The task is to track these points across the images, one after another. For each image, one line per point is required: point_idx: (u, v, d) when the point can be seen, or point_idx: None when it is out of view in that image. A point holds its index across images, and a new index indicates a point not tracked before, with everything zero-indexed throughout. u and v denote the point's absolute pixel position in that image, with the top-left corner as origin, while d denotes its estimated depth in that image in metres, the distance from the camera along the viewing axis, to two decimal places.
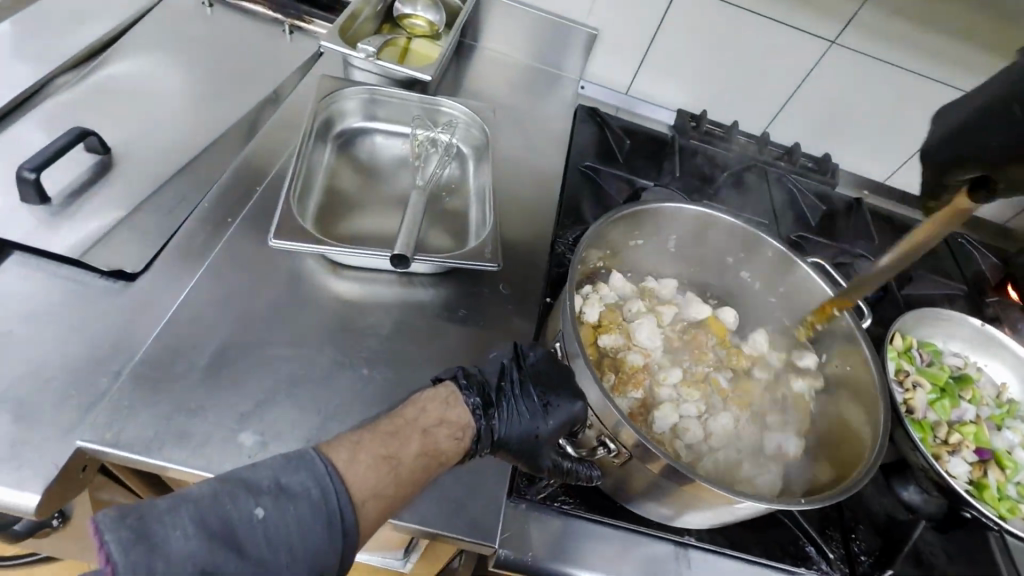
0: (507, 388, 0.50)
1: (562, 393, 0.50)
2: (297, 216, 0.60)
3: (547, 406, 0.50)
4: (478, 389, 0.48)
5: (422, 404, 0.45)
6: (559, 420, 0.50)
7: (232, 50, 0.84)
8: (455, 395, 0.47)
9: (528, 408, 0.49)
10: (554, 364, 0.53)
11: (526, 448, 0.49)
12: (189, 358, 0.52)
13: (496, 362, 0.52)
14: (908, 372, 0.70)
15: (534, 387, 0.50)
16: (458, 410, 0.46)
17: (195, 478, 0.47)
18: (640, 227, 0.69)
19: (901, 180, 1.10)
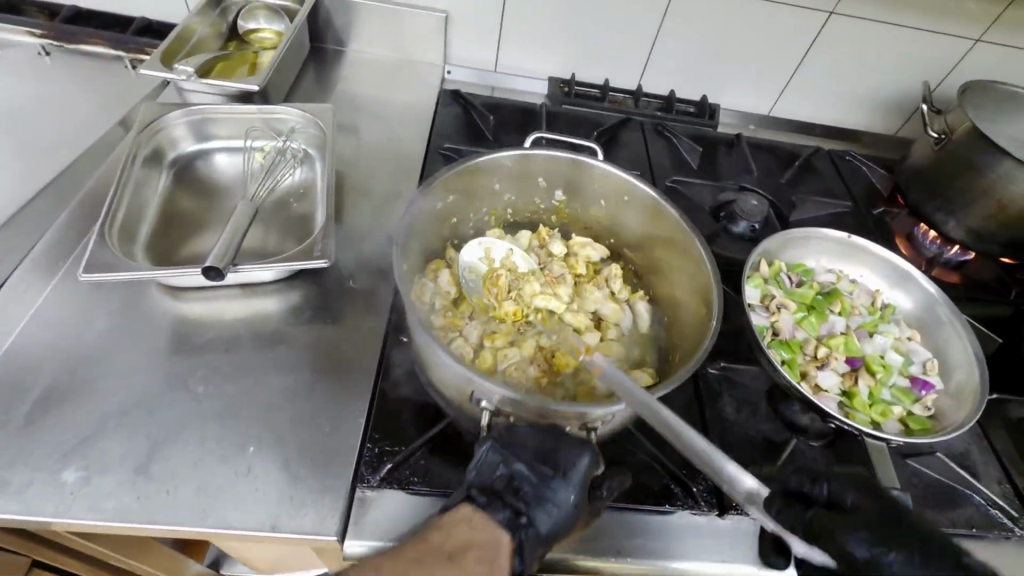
0: (521, 482, 0.48)
1: (568, 448, 0.48)
2: (114, 247, 0.59)
3: (565, 472, 0.47)
4: (501, 499, 0.47)
5: (449, 527, 0.45)
6: (576, 486, 0.47)
7: (72, 96, 0.84)
8: (479, 513, 0.46)
9: (556, 489, 0.47)
10: (501, 434, 0.49)
11: (573, 521, 0.47)
12: (13, 406, 0.52)
13: (494, 467, 0.48)
14: (773, 296, 0.70)
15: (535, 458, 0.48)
16: (483, 529, 0.45)
17: (19, 522, 0.47)
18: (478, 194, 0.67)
19: (786, 109, 1.10)
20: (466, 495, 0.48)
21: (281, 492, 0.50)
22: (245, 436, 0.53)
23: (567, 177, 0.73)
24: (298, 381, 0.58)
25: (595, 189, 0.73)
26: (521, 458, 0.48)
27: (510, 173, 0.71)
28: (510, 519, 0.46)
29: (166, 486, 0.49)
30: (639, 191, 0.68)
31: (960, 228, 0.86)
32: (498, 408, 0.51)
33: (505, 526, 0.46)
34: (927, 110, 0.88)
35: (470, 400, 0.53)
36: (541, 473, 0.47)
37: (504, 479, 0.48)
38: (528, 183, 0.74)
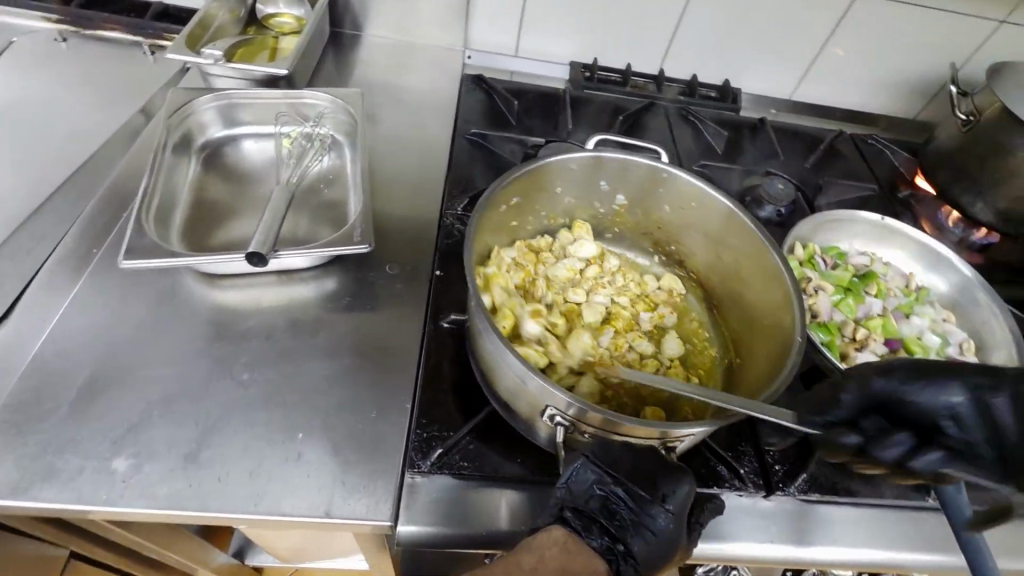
0: (617, 507, 0.46)
1: (666, 478, 0.46)
2: (152, 233, 0.58)
3: (664, 499, 0.45)
4: (596, 523, 0.46)
5: (540, 551, 0.44)
6: (676, 518, 0.45)
7: (93, 83, 0.82)
8: (574, 538, 0.45)
9: (653, 515, 0.45)
10: (599, 451, 0.47)
11: (674, 547, 0.46)
12: (57, 394, 0.51)
13: (587, 488, 0.46)
14: (810, 279, 0.69)
15: (635, 486, 0.46)
16: (579, 553, 0.45)
17: (71, 511, 0.46)
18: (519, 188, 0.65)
19: (806, 93, 1.09)
20: (559, 516, 0.47)
21: (333, 478, 0.50)
22: (292, 423, 0.53)
23: (633, 182, 0.69)
24: (341, 367, 0.58)
25: (662, 195, 0.70)
26: (618, 482, 0.46)
27: (573, 176, 0.68)
28: (605, 545, 0.46)
29: (217, 473, 0.49)
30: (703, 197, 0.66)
31: (989, 211, 0.86)
32: (571, 423, 0.48)
33: (601, 552, 0.46)
34: (954, 92, 0.87)
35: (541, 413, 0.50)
36: (637, 498, 0.46)
37: (598, 501, 0.46)
38: (591, 188, 0.71)
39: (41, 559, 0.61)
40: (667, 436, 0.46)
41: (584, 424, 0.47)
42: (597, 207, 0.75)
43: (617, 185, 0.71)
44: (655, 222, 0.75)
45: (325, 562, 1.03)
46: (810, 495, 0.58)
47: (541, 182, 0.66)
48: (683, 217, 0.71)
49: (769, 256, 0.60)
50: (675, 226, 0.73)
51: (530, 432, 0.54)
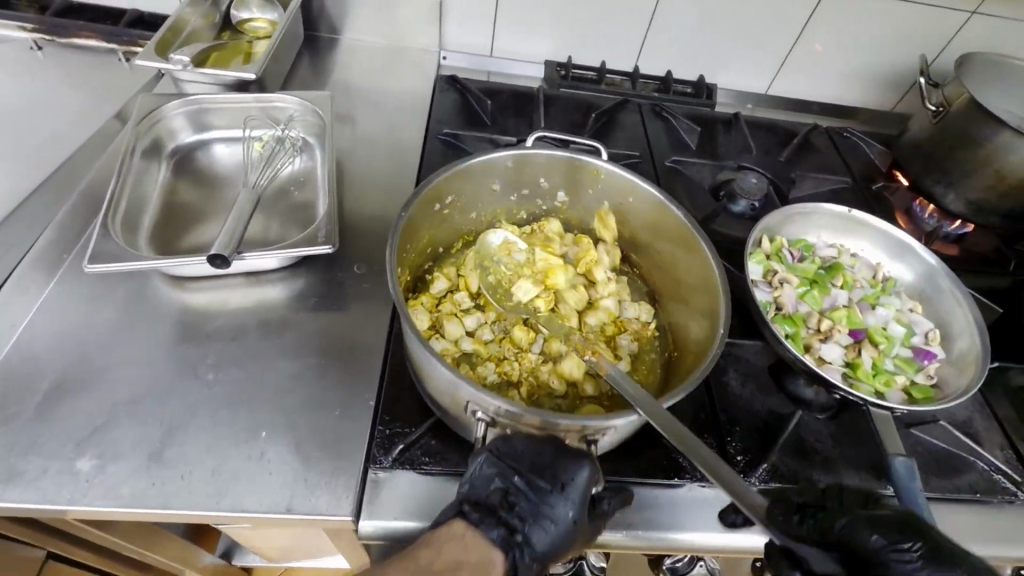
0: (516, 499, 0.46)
1: (568, 465, 0.46)
2: (118, 237, 0.59)
3: (564, 488, 0.46)
4: (494, 516, 0.46)
5: (437, 545, 0.44)
6: (575, 503, 0.46)
7: (69, 90, 0.83)
8: (472, 530, 0.45)
9: (551, 504, 0.46)
10: (504, 445, 0.48)
11: (572, 536, 0.47)
12: (23, 397, 0.52)
13: (485, 480, 0.47)
14: (776, 272, 0.70)
15: (537, 477, 0.46)
16: (475, 548, 0.44)
17: (34, 511, 0.47)
18: (453, 190, 0.67)
19: (782, 87, 1.10)
20: (458, 510, 0.46)
21: (294, 475, 0.51)
22: (255, 422, 0.54)
23: (566, 178, 0.71)
24: (306, 366, 0.58)
25: (596, 191, 0.72)
26: (517, 472, 0.46)
27: (507, 174, 0.70)
28: (502, 539, 0.45)
29: (180, 471, 0.50)
30: (639, 191, 0.67)
31: (960, 201, 0.86)
32: (493, 419, 0.49)
33: (498, 544, 0.45)
34: (924, 83, 0.88)
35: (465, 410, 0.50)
36: (539, 489, 0.46)
37: (498, 493, 0.46)
38: (527, 185, 0.73)
39: (16, 559, 0.62)
40: (586, 429, 0.47)
41: (506, 420, 0.48)
42: (538, 205, 0.77)
43: (554, 180, 0.72)
44: (593, 218, 0.76)
45: (312, 561, 1.04)
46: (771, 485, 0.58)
47: (472, 181, 0.68)
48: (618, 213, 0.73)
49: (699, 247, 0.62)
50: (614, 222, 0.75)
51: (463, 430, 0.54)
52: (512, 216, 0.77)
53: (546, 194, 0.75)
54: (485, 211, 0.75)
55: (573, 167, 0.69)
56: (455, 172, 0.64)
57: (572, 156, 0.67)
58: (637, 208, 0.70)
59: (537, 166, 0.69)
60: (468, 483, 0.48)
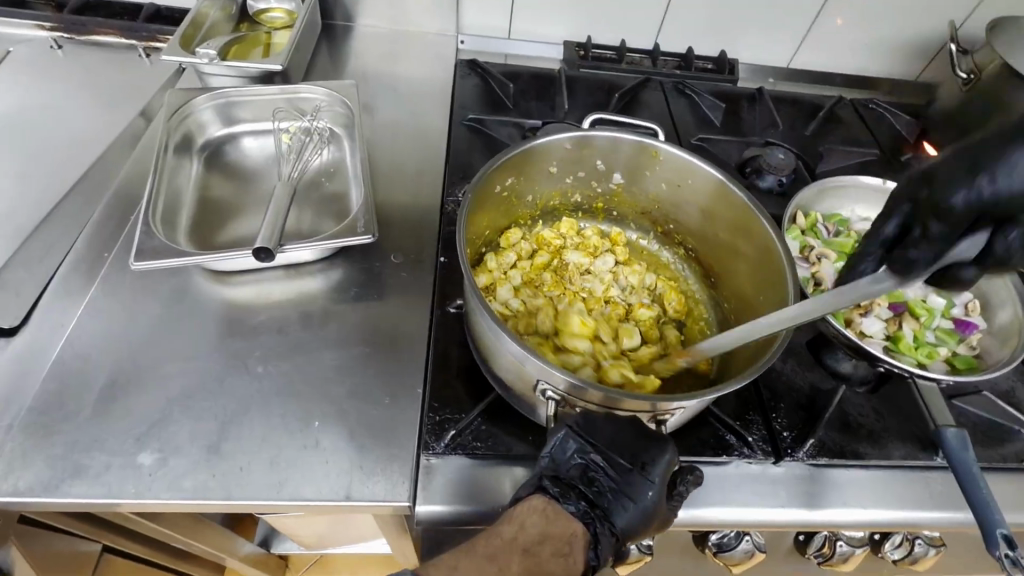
0: (597, 475, 0.43)
1: (651, 445, 0.44)
2: (160, 234, 0.59)
3: (647, 466, 0.43)
4: (574, 490, 0.43)
5: (519, 520, 0.42)
6: (660, 485, 0.43)
7: (92, 87, 0.83)
8: (551, 505, 0.42)
9: (635, 483, 0.43)
10: (578, 421, 0.46)
11: (654, 519, 0.44)
12: (80, 395, 0.53)
13: (565, 455, 0.44)
14: (813, 248, 0.70)
15: (618, 453, 0.44)
16: (560, 523, 0.41)
17: (101, 505, 0.48)
18: (514, 171, 0.66)
19: (805, 60, 1.08)
20: (537, 484, 0.43)
21: (350, 463, 0.52)
22: (308, 412, 0.54)
23: (624, 161, 0.70)
24: (352, 356, 0.59)
25: (657, 174, 0.70)
26: (597, 446, 0.44)
27: (565, 156, 0.68)
28: (582, 512, 0.42)
29: (240, 463, 0.50)
30: (700, 172, 0.65)
31: None
32: (564, 399, 0.49)
33: (579, 518, 0.42)
34: (953, 50, 0.87)
35: (532, 388, 0.51)
36: (620, 466, 0.43)
37: (579, 468, 0.44)
38: (584, 168, 0.71)
39: (76, 554, 0.63)
40: (655, 408, 0.47)
41: (575, 398, 0.48)
42: (595, 188, 0.75)
43: (611, 163, 0.70)
44: (652, 201, 0.74)
45: (348, 548, 1.06)
46: (819, 460, 0.59)
47: (531, 164, 0.67)
48: (675, 198, 0.72)
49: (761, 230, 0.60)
50: (671, 205, 0.73)
51: (532, 413, 0.54)
52: (567, 198, 0.77)
53: (603, 176, 0.73)
54: (541, 192, 0.74)
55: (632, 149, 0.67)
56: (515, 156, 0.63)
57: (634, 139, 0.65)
58: (700, 194, 0.68)
59: (595, 149, 0.68)
60: (546, 458, 0.45)
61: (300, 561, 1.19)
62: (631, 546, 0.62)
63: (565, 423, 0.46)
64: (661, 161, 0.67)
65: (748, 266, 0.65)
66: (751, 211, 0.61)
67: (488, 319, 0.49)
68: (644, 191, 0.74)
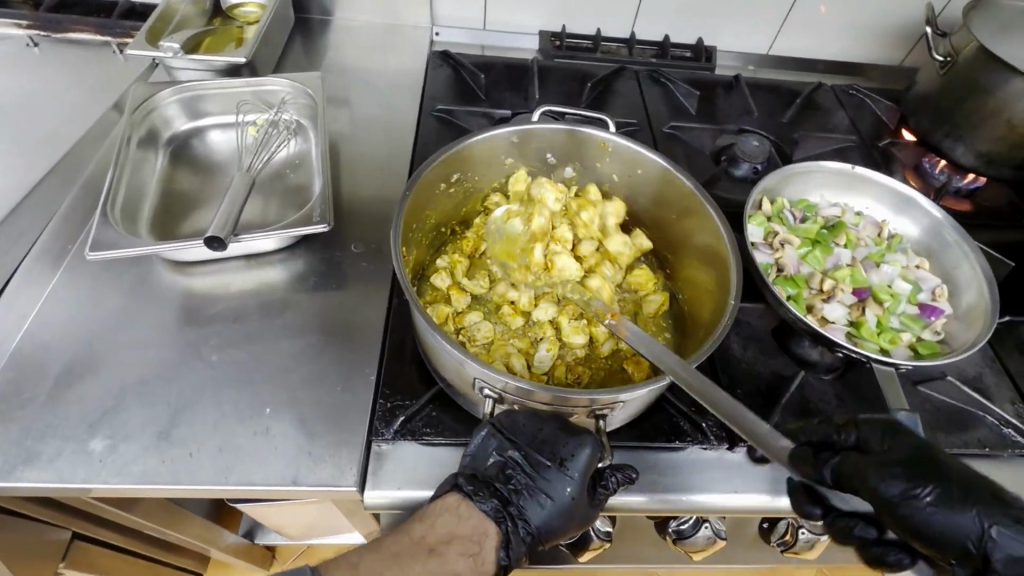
0: (513, 472, 0.48)
1: (568, 441, 0.47)
2: (118, 225, 0.60)
3: (563, 464, 0.47)
4: (489, 487, 0.47)
5: (430, 518, 0.45)
6: (573, 481, 0.47)
7: (66, 83, 0.84)
8: (465, 503, 0.46)
9: (549, 480, 0.47)
10: (502, 422, 0.49)
11: (569, 514, 0.47)
12: (37, 383, 0.54)
13: (488, 453, 0.49)
14: (777, 233, 0.69)
15: (535, 453, 0.47)
16: (472, 519, 0.45)
17: (52, 490, 0.49)
18: (459, 168, 0.66)
19: (785, 46, 1.07)
20: (454, 482, 0.47)
21: (299, 449, 0.52)
22: (260, 399, 0.55)
23: (571, 152, 0.70)
24: (308, 345, 0.59)
25: (607, 164, 0.70)
26: (517, 446, 0.48)
27: (512, 150, 0.69)
28: (494, 510, 0.46)
29: (189, 449, 0.51)
30: (648, 161, 0.65)
31: (970, 153, 0.84)
32: (501, 396, 0.50)
33: (491, 515, 0.46)
34: (931, 33, 0.84)
35: (471, 386, 0.51)
36: (537, 465, 0.47)
37: (496, 467, 0.48)
38: (533, 162, 0.72)
39: (44, 541, 0.64)
40: (593, 403, 0.47)
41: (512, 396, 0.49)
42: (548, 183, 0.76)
43: (560, 154, 0.71)
44: (605, 190, 0.74)
45: (331, 538, 1.07)
46: None
47: (477, 160, 0.67)
48: (627, 188, 0.72)
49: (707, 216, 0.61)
50: (623, 195, 0.73)
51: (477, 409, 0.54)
52: None
53: (554, 169, 0.74)
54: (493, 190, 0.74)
55: (577, 139, 0.67)
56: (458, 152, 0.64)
57: (575, 129, 0.66)
58: (649, 183, 0.68)
59: (540, 142, 0.68)
60: (469, 458, 0.49)
61: (287, 552, 1.20)
62: (590, 534, 0.62)
63: (489, 420, 0.50)
64: (608, 152, 0.67)
65: (699, 254, 0.65)
66: (698, 197, 0.61)
67: (423, 319, 0.49)
68: (597, 185, 0.74)
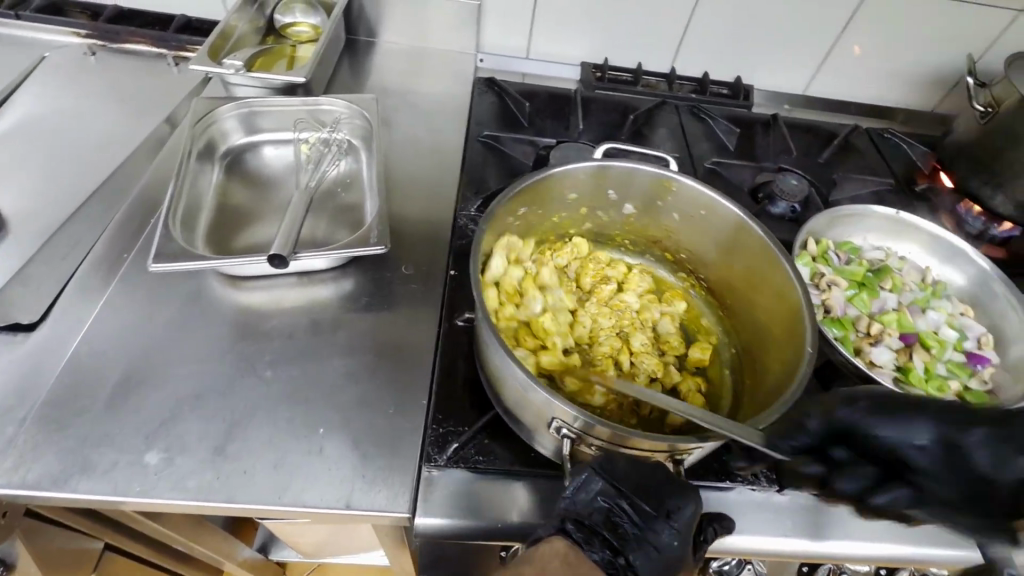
0: (621, 520, 0.41)
1: (675, 491, 0.42)
2: (179, 237, 0.61)
3: (671, 515, 0.41)
4: (598, 537, 0.40)
5: None
6: (682, 535, 0.41)
7: (121, 93, 0.85)
8: (575, 552, 0.39)
9: (658, 531, 0.41)
10: (601, 463, 0.44)
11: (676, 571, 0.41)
12: (93, 392, 0.54)
13: (590, 497, 0.42)
14: (823, 275, 0.69)
15: (643, 498, 0.42)
16: (584, 571, 0.38)
17: (106, 502, 0.49)
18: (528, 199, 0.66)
19: (820, 87, 1.09)
20: (559, 527, 0.41)
21: (354, 471, 0.52)
22: (314, 418, 0.55)
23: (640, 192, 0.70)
24: (360, 365, 0.59)
25: (670, 204, 0.70)
26: (624, 494, 0.42)
27: (581, 185, 0.68)
28: (608, 561, 0.39)
29: (244, 466, 0.51)
30: (720, 207, 0.65)
31: (1008, 203, 0.85)
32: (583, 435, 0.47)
33: (603, 568, 0.39)
34: (971, 82, 0.86)
35: (547, 425, 0.49)
36: (643, 513, 0.41)
37: (601, 513, 0.41)
38: (596, 198, 0.71)
39: (76, 552, 0.63)
40: (674, 448, 0.46)
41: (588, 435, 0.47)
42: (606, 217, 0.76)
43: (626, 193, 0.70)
44: (664, 229, 0.75)
45: (348, 557, 1.05)
46: None
47: (550, 192, 0.67)
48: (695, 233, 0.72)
49: (779, 268, 0.60)
50: (686, 235, 0.74)
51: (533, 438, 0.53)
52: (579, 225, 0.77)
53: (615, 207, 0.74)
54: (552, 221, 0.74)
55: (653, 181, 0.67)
56: (532, 185, 0.63)
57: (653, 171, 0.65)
58: (716, 228, 0.68)
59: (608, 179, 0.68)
60: (563, 500, 0.43)
61: (298, 569, 1.18)
62: None
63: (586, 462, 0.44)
64: (685, 198, 0.67)
65: (766, 304, 0.65)
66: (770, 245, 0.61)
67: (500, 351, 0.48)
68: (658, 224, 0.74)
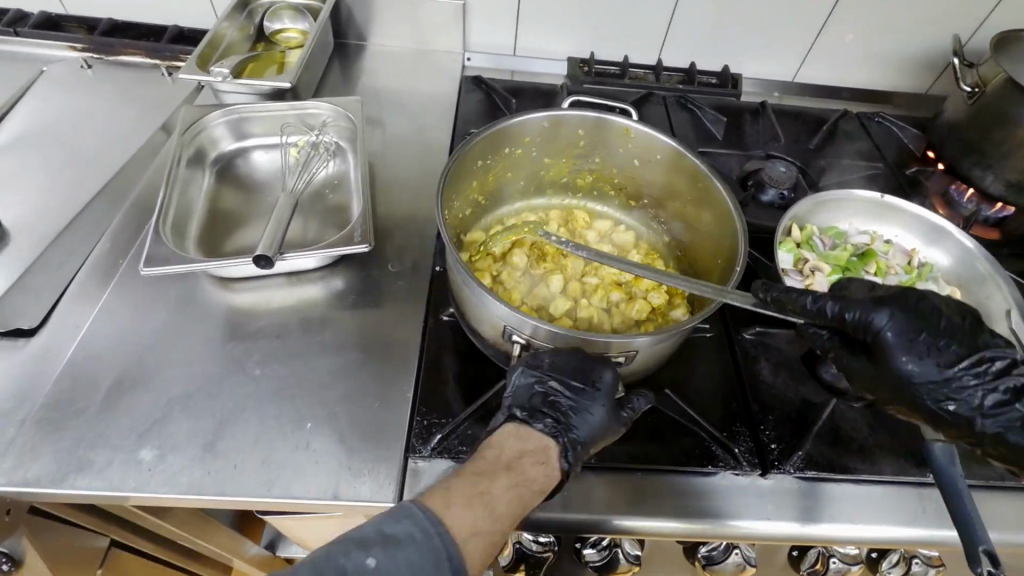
0: (558, 397, 0.50)
1: (595, 367, 0.52)
2: (169, 242, 0.63)
3: (596, 384, 0.51)
4: (540, 411, 0.49)
5: (498, 443, 0.47)
6: (604, 403, 0.51)
7: (116, 104, 0.88)
8: (524, 425, 0.48)
9: (589, 402, 0.51)
10: (536, 362, 0.53)
11: (604, 436, 0.51)
12: (89, 394, 0.56)
13: (529, 386, 0.51)
14: (807, 260, 0.70)
15: (578, 379, 0.51)
16: (534, 436, 0.48)
17: (102, 498, 0.51)
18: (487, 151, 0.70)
19: (810, 73, 1.08)
20: (508, 414, 0.50)
21: (340, 464, 0.53)
22: (301, 413, 0.56)
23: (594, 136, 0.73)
24: (347, 361, 0.61)
25: (625, 145, 0.74)
26: (553, 375, 0.51)
27: (539, 134, 0.72)
28: (550, 426, 0.48)
29: (234, 462, 0.53)
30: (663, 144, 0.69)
31: (999, 182, 0.84)
32: (530, 341, 0.54)
33: (549, 432, 0.48)
34: (958, 63, 0.85)
35: (503, 337, 0.56)
36: (574, 388, 0.51)
37: (540, 394, 0.50)
38: (560, 143, 0.75)
39: (80, 548, 0.65)
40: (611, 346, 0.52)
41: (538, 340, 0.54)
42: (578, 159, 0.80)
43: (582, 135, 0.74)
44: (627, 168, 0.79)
45: None
46: (807, 473, 0.58)
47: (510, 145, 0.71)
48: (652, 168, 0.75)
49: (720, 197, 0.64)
50: (643, 172, 0.77)
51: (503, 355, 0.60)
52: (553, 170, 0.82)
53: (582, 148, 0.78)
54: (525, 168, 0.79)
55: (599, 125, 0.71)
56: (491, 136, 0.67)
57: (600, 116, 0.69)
58: (668, 163, 0.72)
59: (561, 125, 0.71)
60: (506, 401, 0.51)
61: None
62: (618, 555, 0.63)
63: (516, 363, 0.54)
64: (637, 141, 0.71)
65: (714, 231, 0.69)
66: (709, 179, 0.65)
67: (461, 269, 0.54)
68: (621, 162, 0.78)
